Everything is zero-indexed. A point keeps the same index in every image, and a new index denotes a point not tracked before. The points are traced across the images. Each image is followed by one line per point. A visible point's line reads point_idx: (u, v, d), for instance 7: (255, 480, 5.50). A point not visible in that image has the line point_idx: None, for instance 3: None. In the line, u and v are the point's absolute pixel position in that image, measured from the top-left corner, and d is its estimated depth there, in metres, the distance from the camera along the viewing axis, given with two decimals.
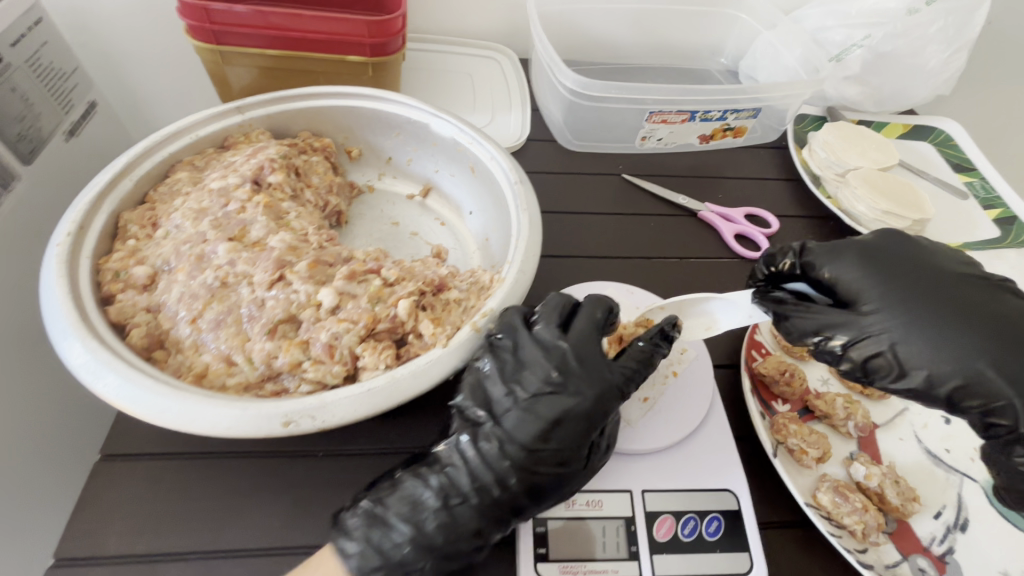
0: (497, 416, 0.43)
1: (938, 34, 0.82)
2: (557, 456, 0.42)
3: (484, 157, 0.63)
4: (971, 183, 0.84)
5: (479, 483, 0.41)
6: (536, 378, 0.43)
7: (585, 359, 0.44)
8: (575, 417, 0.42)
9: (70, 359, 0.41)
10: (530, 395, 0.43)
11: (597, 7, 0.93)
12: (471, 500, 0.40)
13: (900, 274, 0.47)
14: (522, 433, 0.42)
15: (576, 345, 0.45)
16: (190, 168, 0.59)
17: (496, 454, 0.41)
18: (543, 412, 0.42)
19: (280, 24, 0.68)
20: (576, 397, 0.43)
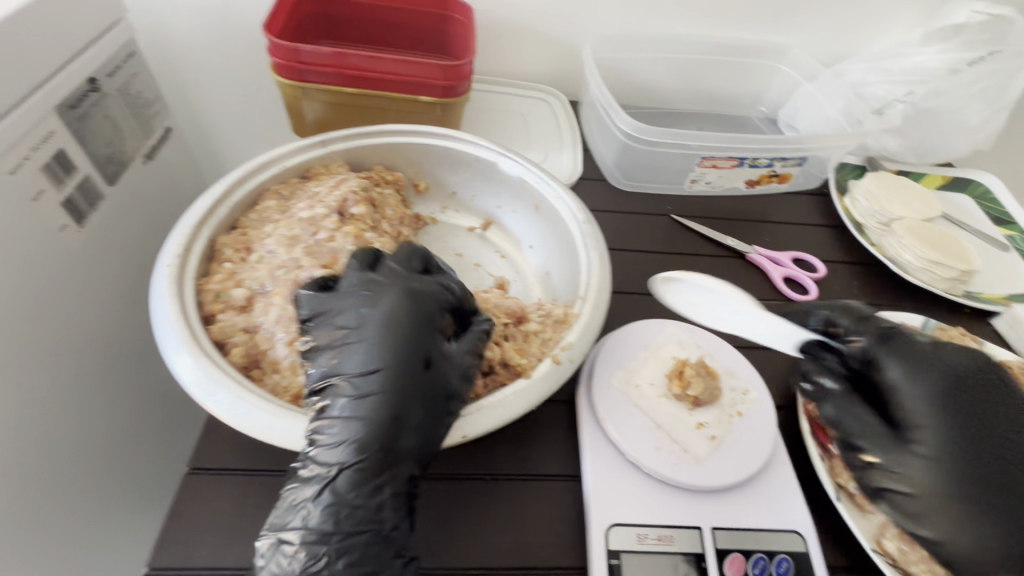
0: (332, 367, 0.41)
1: (980, 93, 0.86)
2: (381, 386, 0.39)
3: (550, 196, 0.67)
4: (1011, 236, 0.86)
5: (336, 438, 0.38)
6: (359, 311, 0.42)
7: (416, 293, 0.43)
8: (401, 334, 0.41)
9: (182, 374, 0.44)
10: (354, 332, 0.42)
11: (646, 56, 0.98)
12: (343, 464, 0.38)
13: (978, 421, 0.44)
14: (357, 367, 0.40)
15: (385, 277, 0.45)
16: (277, 197, 0.62)
17: (344, 403, 0.39)
18: (370, 341, 0.41)
19: (360, 66, 0.73)
20: (388, 308, 0.42)
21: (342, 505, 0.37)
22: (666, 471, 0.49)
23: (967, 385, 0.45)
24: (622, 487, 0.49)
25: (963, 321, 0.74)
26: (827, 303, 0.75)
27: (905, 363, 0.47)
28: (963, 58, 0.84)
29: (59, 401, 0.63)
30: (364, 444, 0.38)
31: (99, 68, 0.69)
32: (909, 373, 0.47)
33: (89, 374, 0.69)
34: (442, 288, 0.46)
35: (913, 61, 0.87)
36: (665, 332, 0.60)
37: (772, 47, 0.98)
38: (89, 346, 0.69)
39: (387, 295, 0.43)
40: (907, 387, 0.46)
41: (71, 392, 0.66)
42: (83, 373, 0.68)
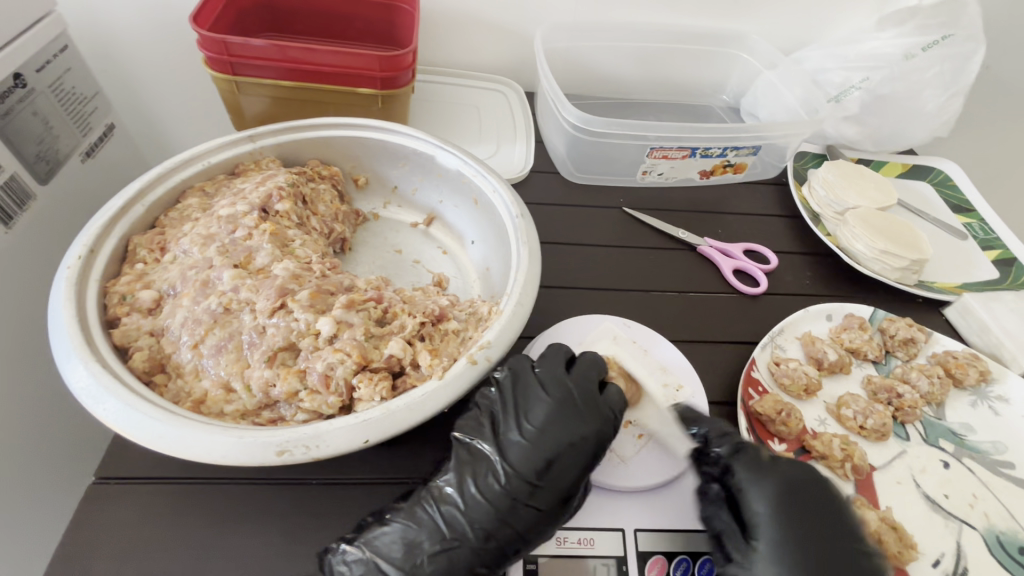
0: (500, 451, 0.43)
1: (935, 79, 0.84)
2: (542, 487, 0.41)
3: (487, 190, 0.65)
4: (969, 223, 0.85)
5: (455, 514, 0.41)
6: (533, 410, 0.45)
7: (579, 394, 0.46)
8: (562, 433, 0.43)
9: (73, 383, 0.41)
10: (530, 427, 0.44)
11: (602, 45, 0.95)
12: (462, 538, 0.40)
13: (825, 542, 0.42)
14: (514, 461, 0.42)
15: (550, 375, 0.47)
16: (201, 195, 0.60)
17: (480, 485, 0.42)
18: (528, 436, 0.43)
19: (295, 57, 0.71)
20: (547, 418, 0.44)
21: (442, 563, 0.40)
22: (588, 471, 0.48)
23: (812, 492, 0.44)
24: None
25: (915, 311, 0.73)
26: (778, 295, 0.73)
27: (756, 473, 0.45)
28: (917, 43, 0.83)
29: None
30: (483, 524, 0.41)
31: (24, 63, 0.65)
32: (756, 484, 0.45)
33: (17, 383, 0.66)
34: (592, 378, 0.48)
35: (868, 46, 0.86)
36: (602, 328, 0.60)
37: (731, 34, 0.96)
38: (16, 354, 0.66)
39: (556, 403, 0.45)
40: (758, 501, 0.44)
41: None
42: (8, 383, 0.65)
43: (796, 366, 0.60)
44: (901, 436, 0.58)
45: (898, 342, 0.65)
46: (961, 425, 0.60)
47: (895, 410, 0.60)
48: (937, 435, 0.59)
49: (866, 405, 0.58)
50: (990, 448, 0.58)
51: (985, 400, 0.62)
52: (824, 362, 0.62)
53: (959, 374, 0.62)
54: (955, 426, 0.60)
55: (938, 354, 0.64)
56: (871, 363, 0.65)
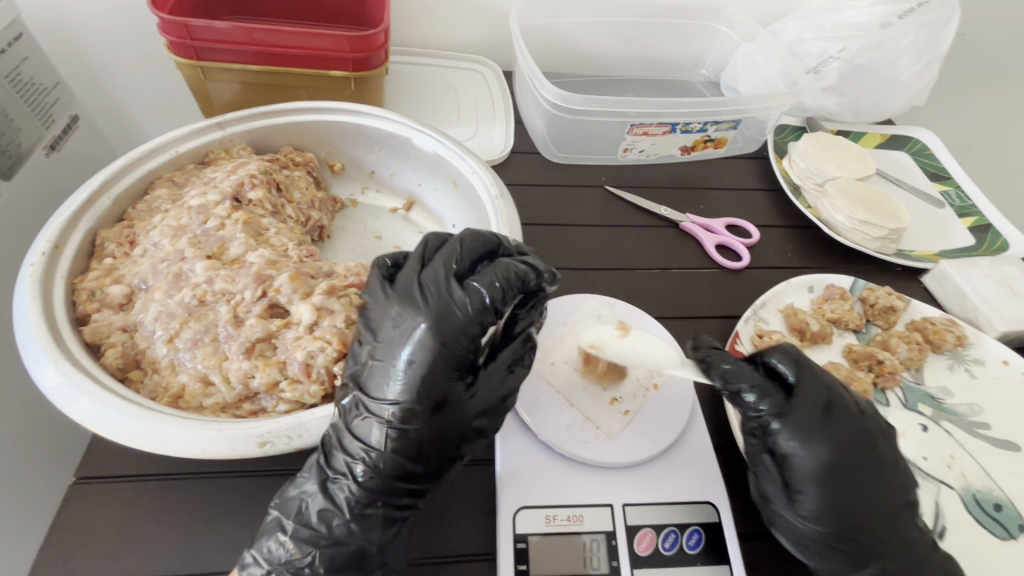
0: (358, 383, 0.40)
1: (911, 47, 0.85)
2: (419, 403, 0.38)
3: (465, 170, 0.64)
4: (946, 191, 0.86)
5: (352, 456, 0.39)
6: (389, 327, 0.40)
7: (431, 290, 0.40)
8: (427, 359, 0.38)
9: (43, 382, 0.40)
10: (383, 348, 0.40)
11: (579, 21, 0.94)
12: (348, 479, 0.39)
13: (860, 483, 0.44)
14: (381, 390, 0.38)
15: (426, 278, 0.41)
16: (170, 185, 0.58)
17: (364, 429, 0.39)
18: (394, 362, 0.39)
19: (261, 39, 0.68)
20: (420, 334, 0.38)
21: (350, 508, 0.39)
22: (574, 450, 0.48)
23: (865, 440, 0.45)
24: (531, 468, 0.47)
25: (895, 279, 0.74)
26: (760, 268, 0.74)
27: (796, 427, 0.45)
28: (894, 11, 0.83)
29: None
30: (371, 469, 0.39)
31: None
32: (812, 443, 0.44)
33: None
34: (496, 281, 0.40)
35: (845, 16, 0.85)
36: (585, 307, 0.59)
37: (708, 7, 0.95)
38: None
39: (410, 301, 0.40)
40: (801, 454, 0.44)
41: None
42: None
43: (779, 339, 0.61)
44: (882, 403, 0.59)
45: (878, 311, 0.66)
46: (939, 389, 0.61)
47: (876, 377, 0.61)
48: (916, 400, 0.60)
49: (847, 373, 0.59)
50: (966, 410, 0.59)
51: (962, 364, 0.63)
52: (806, 332, 0.63)
53: (937, 339, 0.63)
54: (933, 390, 0.61)
55: (917, 321, 0.65)
56: (852, 333, 0.66)
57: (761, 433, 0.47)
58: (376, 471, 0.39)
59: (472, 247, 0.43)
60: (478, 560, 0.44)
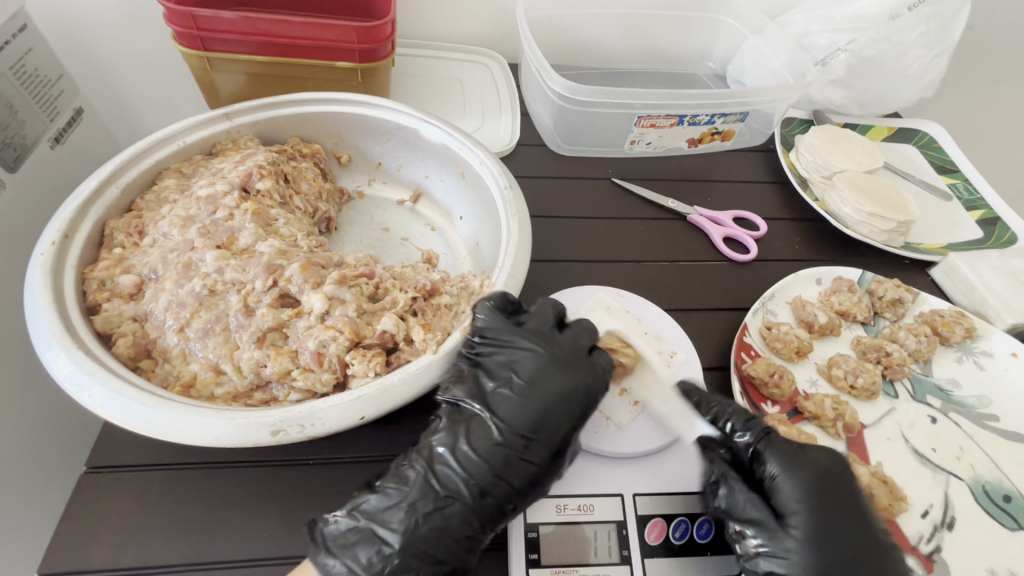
0: (491, 407, 0.42)
1: (920, 39, 0.84)
2: (551, 445, 0.42)
3: (474, 162, 0.63)
4: (954, 184, 0.86)
5: (468, 473, 0.40)
6: (528, 370, 0.44)
7: (576, 355, 0.46)
8: (562, 409, 0.43)
9: (55, 371, 0.40)
10: (520, 385, 0.43)
11: (585, 14, 0.93)
12: (463, 494, 0.40)
13: (833, 520, 0.43)
14: (515, 421, 0.42)
15: (566, 342, 0.46)
16: (178, 176, 0.58)
17: (490, 449, 0.41)
18: (532, 402, 0.43)
19: (267, 30, 0.68)
20: (569, 388, 0.43)
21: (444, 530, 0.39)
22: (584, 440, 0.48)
23: (834, 472, 0.45)
24: None
25: (902, 272, 0.74)
26: (767, 260, 0.74)
27: (780, 454, 0.45)
28: (903, 3, 0.81)
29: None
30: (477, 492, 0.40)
31: None
32: (788, 473, 0.45)
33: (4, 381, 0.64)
34: (611, 362, 0.48)
35: (853, 7, 0.84)
36: (594, 298, 0.59)
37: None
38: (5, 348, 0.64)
39: (561, 361, 0.45)
40: (784, 482, 0.44)
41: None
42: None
43: (787, 330, 0.60)
44: (890, 394, 0.59)
45: (886, 303, 0.66)
46: (947, 381, 0.61)
47: (884, 369, 0.61)
48: (925, 392, 0.60)
49: (856, 364, 0.59)
50: (975, 403, 0.59)
51: (970, 356, 0.63)
52: (814, 324, 0.63)
53: (945, 331, 0.63)
54: (941, 382, 0.61)
55: (925, 313, 0.65)
56: (860, 325, 0.66)
57: (717, 475, 0.45)
58: (485, 492, 0.40)
59: (592, 327, 0.50)
60: (490, 548, 0.44)
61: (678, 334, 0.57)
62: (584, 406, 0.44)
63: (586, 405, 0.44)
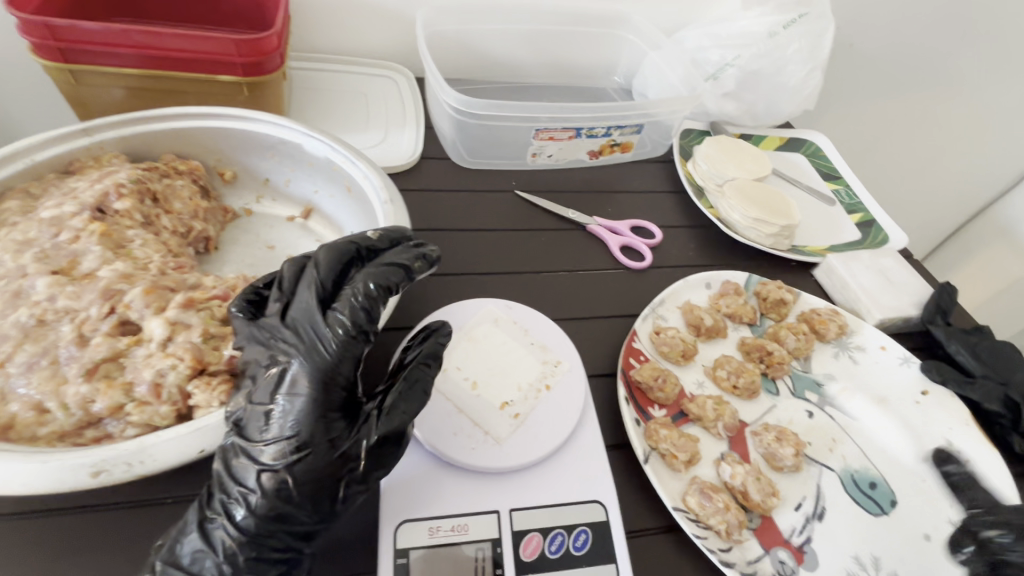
0: (238, 426, 0.38)
1: (796, 55, 0.89)
2: (301, 441, 0.36)
3: (357, 175, 0.62)
4: (837, 189, 0.92)
5: (230, 498, 0.37)
6: (266, 369, 0.39)
7: (305, 330, 0.39)
8: (300, 399, 0.37)
9: None
10: (258, 391, 0.38)
11: (488, 29, 0.95)
12: (225, 521, 0.36)
13: None
14: (260, 435, 0.37)
15: (297, 318, 0.40)
16: (23, 197, 0.54)
17: (243, 468, 0.37)
18: (273, 404, 0.37)
19: (138, 42, 0.65)
20: (296, 373, 0.38)
21: (236, 546, 0.36)
22: (461, 457, 0.47)
23: None
24: (418, 480, 0.46)
25: (789, 273, 0.78)
26: (662, 267, 0.76)
27: None
28: (778, 21, 0.87)
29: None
30: (261, 515, 0.36)
31: None
32: None
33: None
34: (359, 310, 0.39)
35: (737, 25, 0.89)
36: (482, 311, 0.58)
37: (614, 16, 0.97)
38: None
39: (299, 348, 0.38)
40: None
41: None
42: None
43: (674, 334, 0.62)
44: (771, 392, 0.62)
45: (770, 304, 0.69)
46: (824, 376, 0.64)
47: (766, 367, 0.63)
48: (804, 387, 0.63)
49: (739, 365, 0.61)
50: (848, 395, 0.63)
51: (846, 351, 0.67)
52: (701, 327, 0.65)
53: (821, 329, 0.66)
54: (819, 377, 0.64)
55: (805, 312, 0.69)
56: (747, 326, 0.68)
57: None
58: (257, 512, 0.36)
59: (340, 257, 0.41)
60: None
61: (565, 347, 0.56)
62: (333, 384, 0.38)
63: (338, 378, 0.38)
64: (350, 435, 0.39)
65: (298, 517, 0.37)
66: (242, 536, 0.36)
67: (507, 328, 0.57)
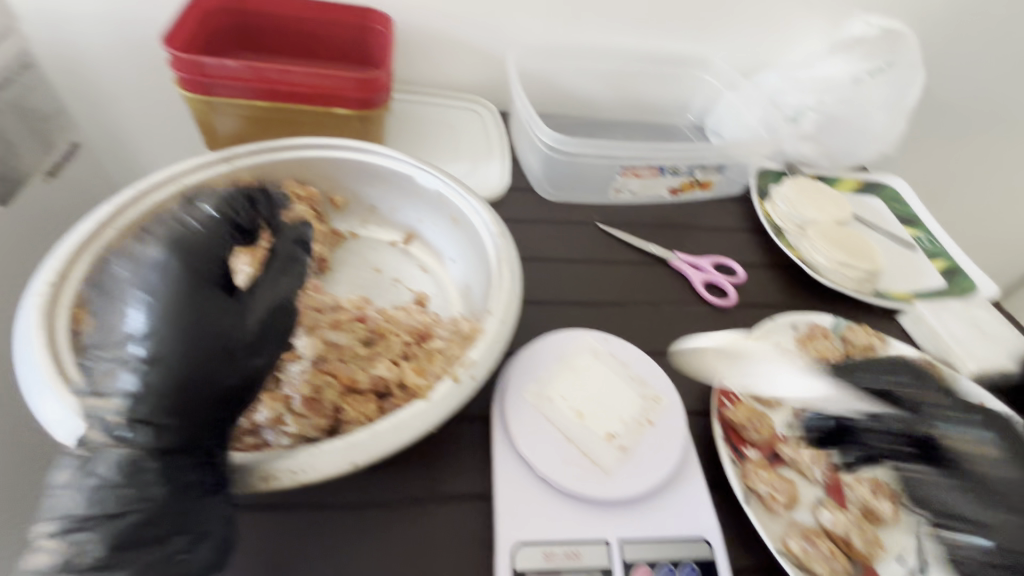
0: (93, 380, 0.36)
1: (881, 101, 0.91)
2: (166, 393, 0.36)
3: (467, 210, 0.66)
4: (918, 235, 0.91)
5: (108, 456, 0.35)
6: (115, 317, 0.37)
7: (178, 272, 0.37)
8: (163, 353, 0.36)
9: (46, 416, 0.40)
10: (110, 342, 0.36)
11: (571, 68, 0.99)
12: (110, 479, 0.35)
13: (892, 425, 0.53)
14: (119, 388, 0.35)
15: (158, 257, 0.38)
16: (175, 217, 0.59)
17: (104, 421, 0.35)
18: (127, 357, 0.35)
19: (270, 77, 0.71)
20: (156, 320, 0.36)
21: (118, 503, 0.34)
22: (572, 485, 0.49)
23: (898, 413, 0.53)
24: (532, 505, 0.48)
25: (873, 319, 0.78)
26: (744, 306, 0.77)
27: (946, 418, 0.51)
28: (865, 68, 0.89)
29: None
30: (118, 485, 0.35)
31: None
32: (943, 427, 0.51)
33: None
34: (202, 259, 0.38)
35: (821, 72, 0.91)
36: (582, 342, 0.60)
37: (693, 58, 1.01)
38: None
39: (172, 289, 0.37)
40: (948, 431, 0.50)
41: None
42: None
43: None
44: None
45: (859, 349, 0.69)
46: None
47: None
48: None
49: None
50: None
51: None
52: None
53: None
54: None
55: (897, 360, 0.68)
56: None
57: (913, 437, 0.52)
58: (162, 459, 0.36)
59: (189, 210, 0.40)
60: None
61: (666, 384, 0.57)
62: (216, 338, 0.38)
63: (216, 333, 0.38)
64: (207, 397, 0.37)
65: (188, 480, 0.37)
66: (156, 499, 0.35)
67: (607, 360, 0.58)
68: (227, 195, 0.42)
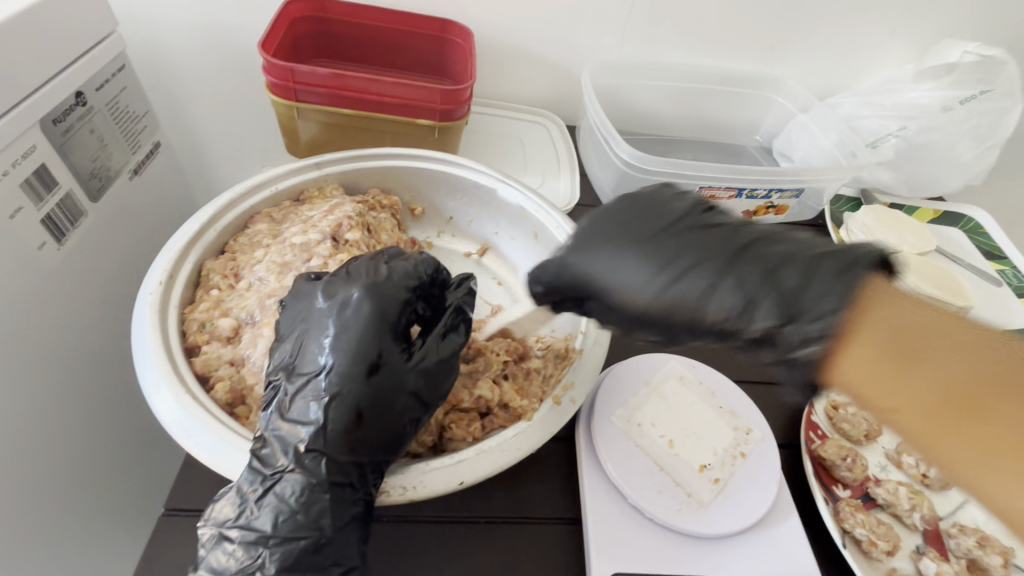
0: (282, 405, 0.40)
1: (972, 132, 0.87)
2: (344, 424, 0.38)
3: (550, 226, 0.66)
4: (1003, 270, 0.87)
5: (286, 475, 0.38)
6: (308, 354, 0.41)
7: (363, 320, 0.41)
8: (348, 389, 0.39)
9: (162, 415, 0.41)
10: (302, 375, 0.40)
11: (642, 84, 0.98)
12: (284, 496, 0.37)
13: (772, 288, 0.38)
14: (304, 415, 0.38)
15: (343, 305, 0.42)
16: (269, 221, 0.60)
17: (286, 443, 0.38)
18: (317, 392, 0.39)
19: (359, 86, 0.72)
20: (344, 362, 0.39)
21: (286, 520, 0.37)
22: (670, 518, 0.47)
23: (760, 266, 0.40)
24: (627, 535, 0.47)
25: None
26: None
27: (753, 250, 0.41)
28: (955, 96, 0.85)
29: (37, 448, 0.59)
30: (290, 505, 0.37)
31: (87, 82, 0.62)
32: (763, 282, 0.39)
33: (74, 419, 0.64)
34: (387, 309, 0.42)
35: (906, 96, 0.88)
36: (667, 368, 0.59)
37: (767, 78, 0.99)
38: (83, 382, 0.66)
39: (354, 333, 0.40)
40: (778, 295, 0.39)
41: (51, 435, 0.61)
42: (65, 420, 0.63)
43: (856, 412, 0.60)
44: None
45: None
46: None
47: None
48: None
49: None
50: None
51: None
52: None
53: None
54: None
55: None
56: None
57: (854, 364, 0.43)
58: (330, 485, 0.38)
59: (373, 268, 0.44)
60: None
61: (756, 416, 0.56)
62: (386, 380, 0.40)
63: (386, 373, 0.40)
64: (376, 432, 0.40)
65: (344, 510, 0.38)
66: (316, 523, 0.37)
67: (694, 387, 0.57)
68: (416, 258, 0.47)
